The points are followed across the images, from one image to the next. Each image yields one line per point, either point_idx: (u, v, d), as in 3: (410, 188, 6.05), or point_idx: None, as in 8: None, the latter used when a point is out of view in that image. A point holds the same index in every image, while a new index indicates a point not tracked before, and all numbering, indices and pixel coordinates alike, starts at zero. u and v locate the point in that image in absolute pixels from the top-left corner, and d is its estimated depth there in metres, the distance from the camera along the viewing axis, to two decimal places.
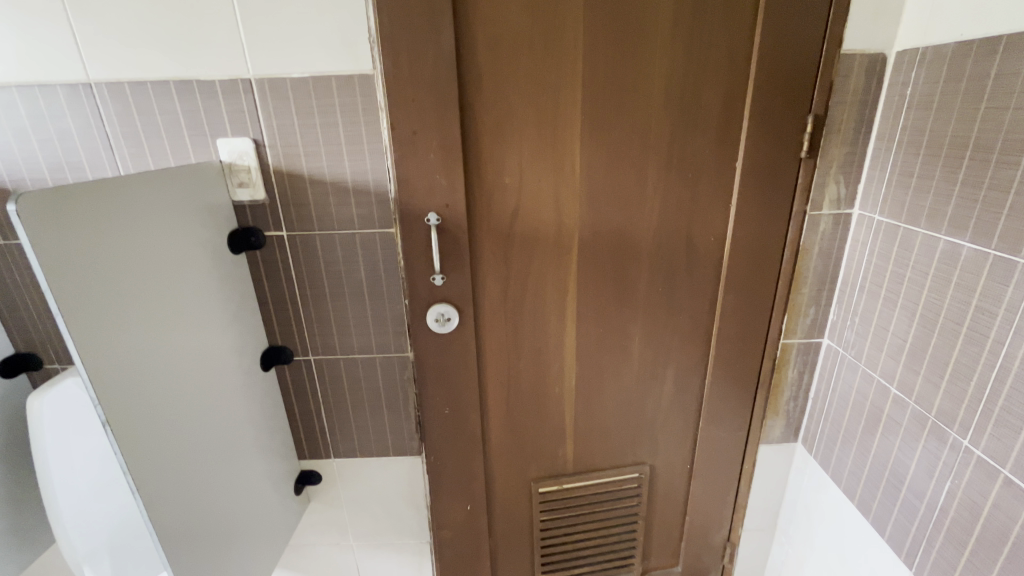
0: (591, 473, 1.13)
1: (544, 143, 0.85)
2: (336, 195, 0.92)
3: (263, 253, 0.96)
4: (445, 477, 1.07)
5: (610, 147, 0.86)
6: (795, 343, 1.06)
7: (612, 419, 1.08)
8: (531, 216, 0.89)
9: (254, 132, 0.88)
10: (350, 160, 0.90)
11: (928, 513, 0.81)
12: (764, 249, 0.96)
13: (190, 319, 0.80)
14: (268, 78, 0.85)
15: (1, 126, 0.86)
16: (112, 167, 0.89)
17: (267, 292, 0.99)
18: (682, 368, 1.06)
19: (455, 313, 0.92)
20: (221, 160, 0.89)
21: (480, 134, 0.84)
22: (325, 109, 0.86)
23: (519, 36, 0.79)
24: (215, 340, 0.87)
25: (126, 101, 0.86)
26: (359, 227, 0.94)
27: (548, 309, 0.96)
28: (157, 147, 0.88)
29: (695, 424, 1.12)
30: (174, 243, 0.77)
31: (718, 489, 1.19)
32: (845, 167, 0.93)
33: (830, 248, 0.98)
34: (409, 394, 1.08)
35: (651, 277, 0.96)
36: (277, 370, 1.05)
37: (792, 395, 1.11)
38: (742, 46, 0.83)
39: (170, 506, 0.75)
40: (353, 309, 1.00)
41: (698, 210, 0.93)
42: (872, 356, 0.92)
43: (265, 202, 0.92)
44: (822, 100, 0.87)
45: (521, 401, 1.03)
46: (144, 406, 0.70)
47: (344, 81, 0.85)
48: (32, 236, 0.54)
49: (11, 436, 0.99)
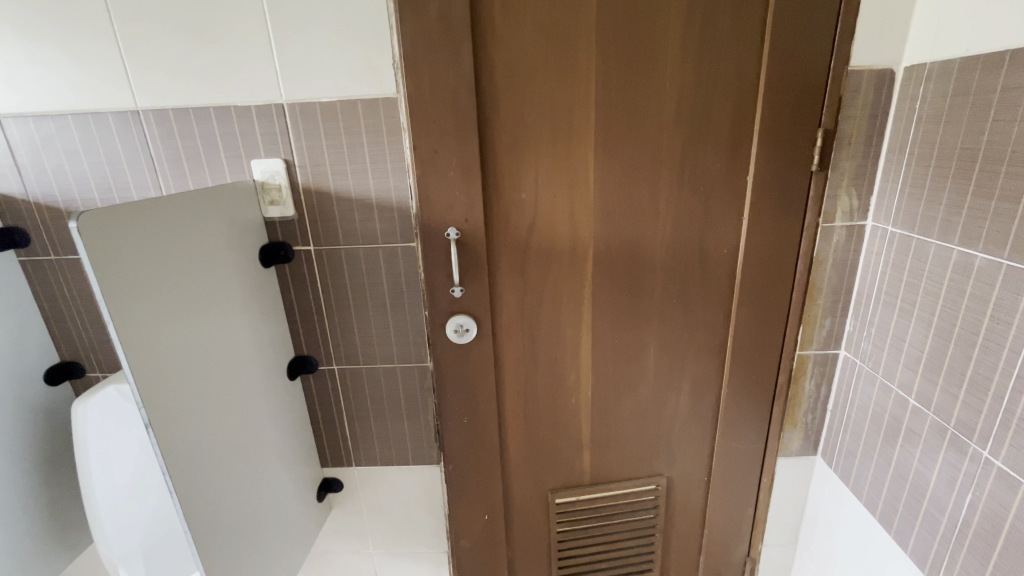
0: (608, 484, 1.13)
1: (558, 161, 0.89)
2: (361, 211, 0.96)
3: (291, 267, 1.01)
4: (464, 485, 1.08)
5: (623, 163, 0.89)
6: (812, 354, 1.06)
7: (628, 429, 1.09)
8: (547, 230, 0.92)
9: (285, 153, 0.94)
10: (374, 178, 0.94)
11: (950, 526, 0.80)
12: (777, 261, 0.97)
13: (224, 329, 0.85)
14: (299, 102, 0.91)
15: (58, 151, 0.93)
16: (155, 187, 0.96)
17: (294, 303, 1.04)
18: (697, 379, 1.06)
19: (474, 323, 0.95)
20: (255, 179, 0.95)
21: (497, 153, 0.88)
22: (351, 130, 0.92)
23: (534, 60, 0.83)
24: (246, 348, 0.91)
25: (170, 125, 0.92)
26: (382, 241, 0.99)
27: (564, 319, 0.99)
28: (196, 167, 0.95)
29: (712, 435, 1.12)
30: (208, 256, 0.82)
31: (737, 502, 1.18)
32: (857, 179, 0.94)
33: (844, 260, 0.99)
34: (428, 403, 1.11)
35: (665, 287, 0.98)
36: (302, 378, 1.09)
37: (810, 407, 1.11)
38: (750, 64, 0.86)
39: (203, 507, 0.78)
40: (376, 320, 1.04)
41: (711, 222, 0.95)
42: (890, 367, 0.92)
43: (294, 219, 0.97)
44: (831, 115, 0.89)
45: (538, 411, 1.05)
46: (182, 410, 0.74)
47: (369, 103, 0.90)
48: (90, 252, 0.60)
49: (54, 439, 1.04)
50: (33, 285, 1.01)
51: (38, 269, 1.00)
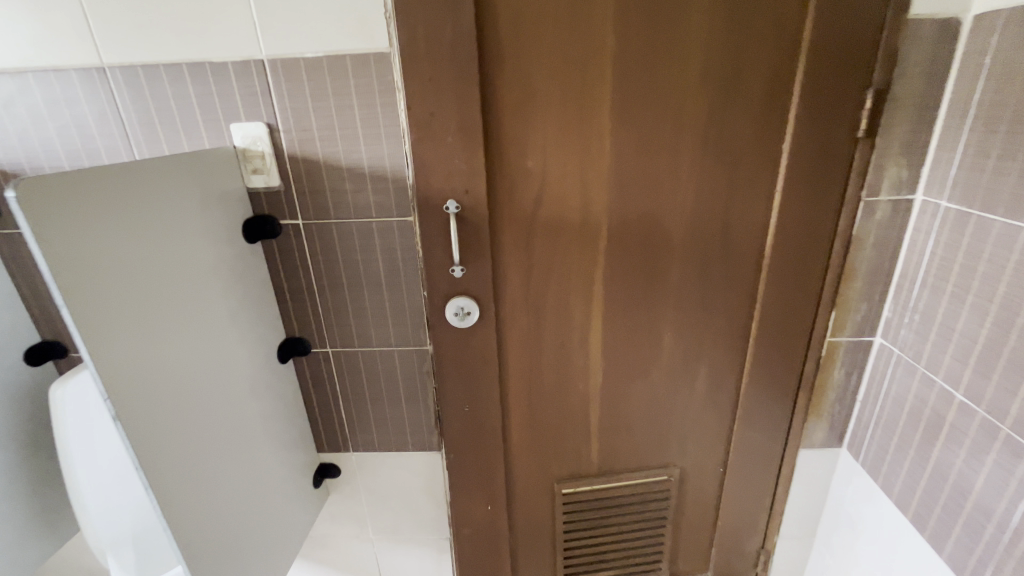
0: (618, 475, 1.07)
1: (569, 127, 0.78)
2: (352, 181, 0.88)
3: (279, 242, 0.93)
4: (465, 475, 1.02)
5: (642, 127, 0.79)
6: (843, 341, 0.97)
7: (640, 418, 1.02)
8: (555, 204, 0.83)
9: (268, 116, 0.85)
10: (366, 145, 0.86)
11: (996, 534, 0.73)
12: (811, 240, 0.88)
13: (203, 309, 0.79)
14: (281, 58, 0.81)
15: (19, 112, 0.85)
16: (127, 154, 0.87)
17: (284, 281, 0.97)
18: (717, 366, 0.98)
19: (475, 306, 0.86)
20: (235, 146, 0.86)
21: (503, 116, 0.77)
22: (339, 90, 0.82)
23: (544, 6, 0.72)
24: (230, 329, 0.84)
25: (139, 85, 0.83)
26: (376, 215, 0.90)
27: (574, 302, 0.90)
28: (172, 133, 0.86)
29: (730, 425, 1.05)
30: (184, 229, 0.75)
31: (753, 493, 1.12)
32: (908, 147, 0.83)
33: (887, 239, 0.88)
34: (428, 387, 1.05)
35: (685, 267, 0.89)
36: (294, 362, 1.03)
37: (837, 397, 1.03)
38: (793, 12, 0.74)
39: (182, 503, 0.73)
40: (371, 300, 0.97)
41: (739, 195, 0.84)
42: (934, 359, 0.83)
43: (280, 190, 0.89)
44: (883, 72, 0.77)
45: (545, 399, 0.98)
46: (153, 401, 0.68)
47: (359, 59, 0.81)
48: (33, 224, 0.53)
49: (37, 423, 1.00)
50: (6, 261, 0.94)
51: (10, 243, 0.93)
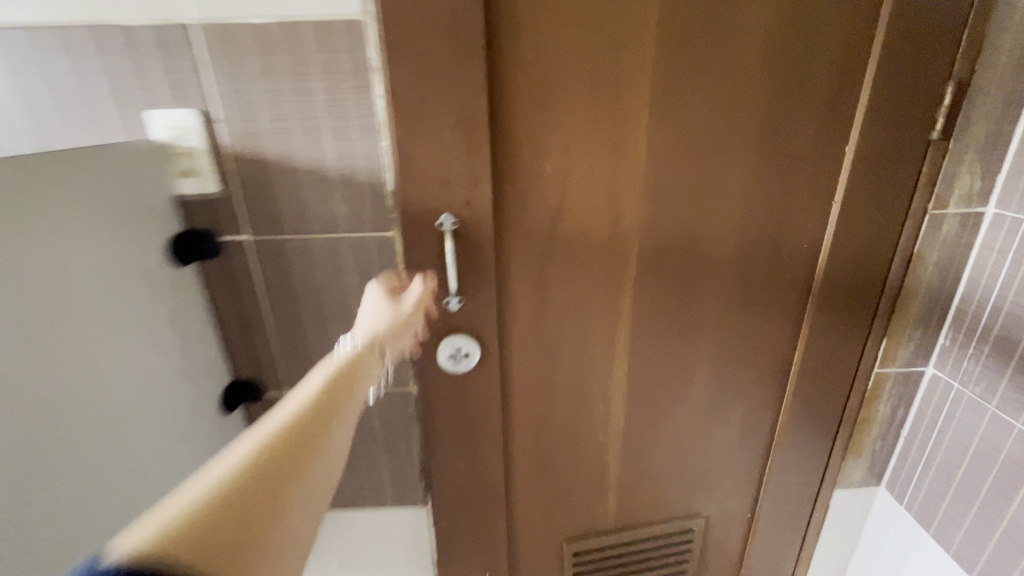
0: (636, 529, 0.92)
1: (599, 125, 0.62)
2: (316, 187, 0.69)
3: (220, 264, 0.73)
4: (458, 542, 0.85)
5: (687, 123, 0.63)
6: (892, 372, 0.85)
7: (664, 464, 0.87)
8: (577, 218, 0.66)
9: (201, 101, 0.64)
10: (334, 141, 0.67)
11: None
12: (869, 259, 0.75)
13: (92, 366, 0.58)
14: (218, 25, 0.61)
15: None
16: (4, 148, 0.65)
17: (227, 312, 0.76)
18: (753, 403, 0.85)
19: (476, 347, 0.68)
20: (157, 140, 0.66)
21: (515, 109, 0.60)
22: (298, 69, 0.63)
23: None
24: (135, 383, 0.64)
25: (17, 55, 0.61)
26: (347, 229, 0.72)
27: (595, 336, 0.74)
28: (67, 121, 0.65)
29: (762, 467, 0.92)
30: (54, 257, 0.54)
31: (783, 540, 0.99)
32: (985, 152, 0.71)
33: (951, 258, 0.77)
34: (412, 435, 0.87)
35: (725, 292, 0.75)
36: (243, 410, 0.82)
37: (880, 433, 0.91)
38: None
39: None
40: (342, 333, 0.78)
41: (793, 208, 0.70)
42: (1012, 399, 0.72)
43: (220, 197, 0.69)
44: (967, 63, 0.65)
45: (556, 448, 0.81)
46: None
47: (324, 28, 0.62)
48: None
49: None
50: None
51: None
